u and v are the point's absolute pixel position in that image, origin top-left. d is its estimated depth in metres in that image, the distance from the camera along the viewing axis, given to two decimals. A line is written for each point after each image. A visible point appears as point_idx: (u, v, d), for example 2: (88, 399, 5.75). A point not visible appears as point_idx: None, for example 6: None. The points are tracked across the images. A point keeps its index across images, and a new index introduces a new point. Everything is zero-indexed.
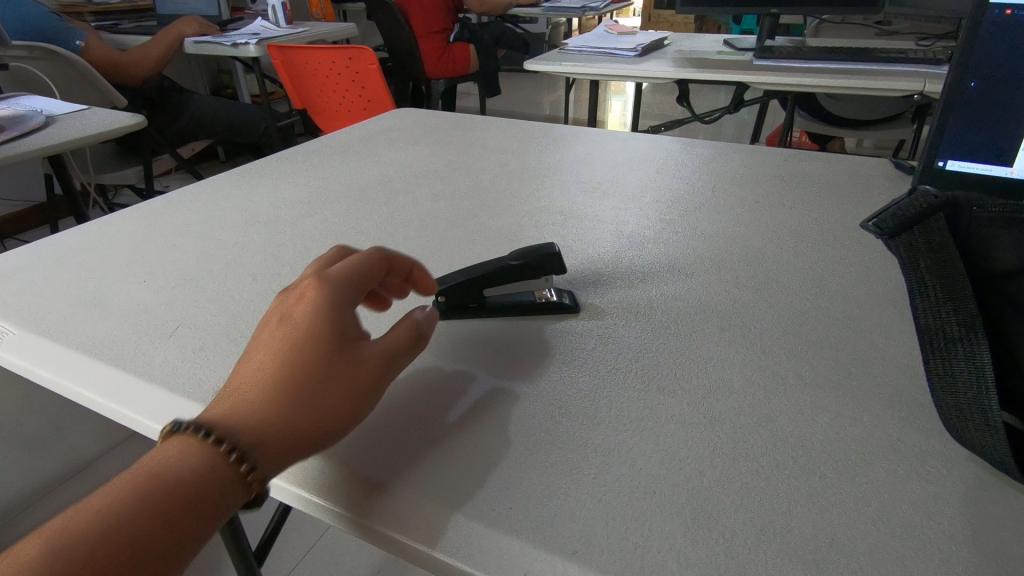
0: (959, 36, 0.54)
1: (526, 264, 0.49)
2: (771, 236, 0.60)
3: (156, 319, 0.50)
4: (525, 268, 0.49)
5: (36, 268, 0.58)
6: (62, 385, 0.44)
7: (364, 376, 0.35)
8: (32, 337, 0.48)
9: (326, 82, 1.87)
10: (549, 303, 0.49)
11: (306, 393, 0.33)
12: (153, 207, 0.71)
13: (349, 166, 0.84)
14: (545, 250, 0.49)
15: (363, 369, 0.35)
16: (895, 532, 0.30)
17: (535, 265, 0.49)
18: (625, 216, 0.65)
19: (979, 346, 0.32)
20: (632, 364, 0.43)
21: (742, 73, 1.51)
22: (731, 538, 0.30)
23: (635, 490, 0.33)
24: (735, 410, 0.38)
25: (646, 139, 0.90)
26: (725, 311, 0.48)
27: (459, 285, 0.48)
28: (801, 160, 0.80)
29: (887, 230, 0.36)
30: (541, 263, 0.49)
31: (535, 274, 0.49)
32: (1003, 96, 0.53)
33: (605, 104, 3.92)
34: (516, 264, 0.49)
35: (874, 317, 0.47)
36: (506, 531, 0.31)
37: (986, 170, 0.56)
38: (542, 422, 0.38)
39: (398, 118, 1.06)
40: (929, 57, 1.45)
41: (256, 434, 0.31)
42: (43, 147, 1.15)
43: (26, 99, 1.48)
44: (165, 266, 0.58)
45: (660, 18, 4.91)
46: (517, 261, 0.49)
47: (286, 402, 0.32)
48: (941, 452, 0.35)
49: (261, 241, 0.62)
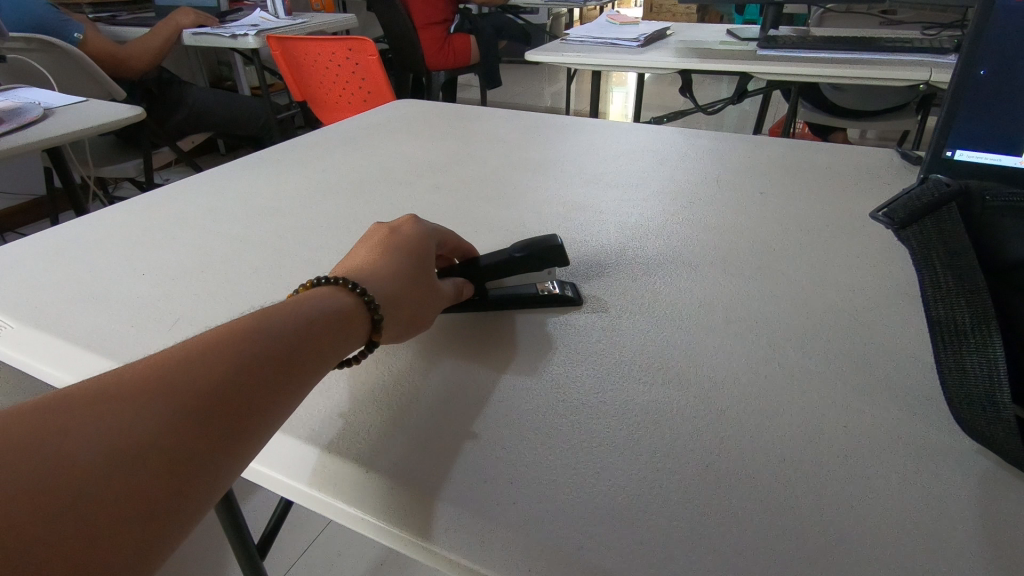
0: (970, 23, 0.53)
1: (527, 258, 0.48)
2: (776, 227, 0.59)
3: (156, 313, 0.49)
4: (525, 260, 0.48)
5: (34, 262, 0.57)
6: (61, 379, 0.44)
7: (435, 296, 0.44)
8: (30, 331, 0.47)
9: (325, 73, 1.86)
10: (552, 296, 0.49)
11: (409, 287, 0.43)
12: (152, 200, 0.71)
13: (349, 158, 0.83)
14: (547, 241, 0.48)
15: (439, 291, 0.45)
16: (906, 529, 0.30)
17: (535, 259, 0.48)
18: (628, 207, 0.64)
19: (991, 340, 0.31)
20: (637, 358, 0.42)
21: (745, 64, 1.50)
22: (739, 535, 0.30)
23: (641, 486, 0.33)
24: (742, 405, 0.38)
25: (649, 129, 0.89)
26: (731, 305, 0.47)
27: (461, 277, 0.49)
28: (806, 151, 0.79)
29: (898, 219, 0.35)
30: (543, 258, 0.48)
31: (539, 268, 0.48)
32: (1016, 85, 0.52)
33: (607, 95, 3.89)
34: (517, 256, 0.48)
35: (880, 310, 0.46)
36: (510, 527, 0.31)
37: (995, 159, 0.55)
38: (546, 416, 0.38)
39: (399, 109, 1.05)
40: (934, 47, 1.43)
41: (381, 298, 0.40)
42: (42, 139, 1.14)
43: (24, 91, 1.47)
44: (163, 258, 0.57)
45: (662, 8, 4.86)
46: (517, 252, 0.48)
47: (397, 287, 0.42)
48: (952, 447, 0.34)
49: (261, 234, 0.62)
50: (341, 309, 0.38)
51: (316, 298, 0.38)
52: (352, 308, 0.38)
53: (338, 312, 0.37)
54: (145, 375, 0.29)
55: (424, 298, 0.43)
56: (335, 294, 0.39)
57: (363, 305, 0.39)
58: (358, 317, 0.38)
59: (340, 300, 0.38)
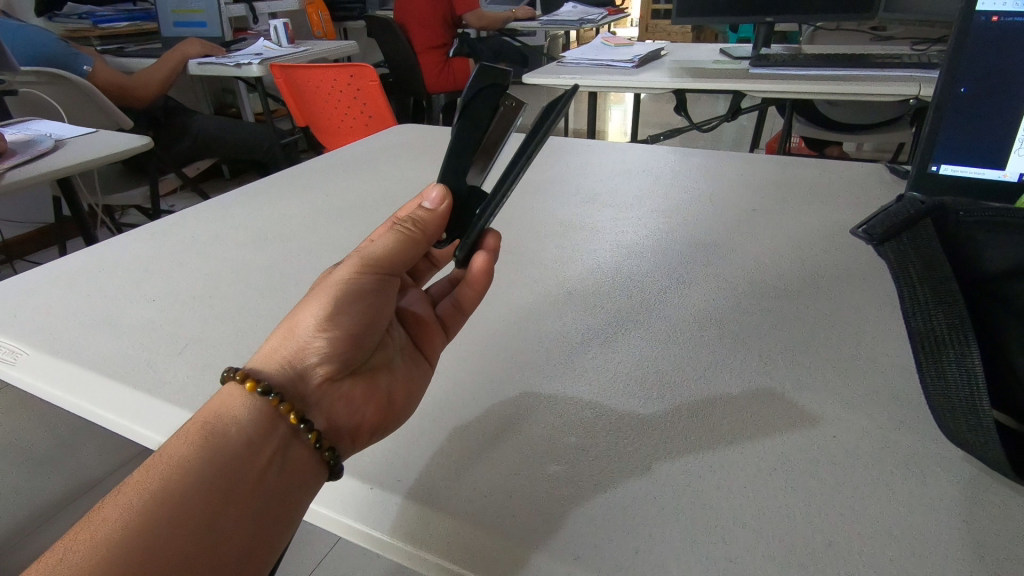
0: (948, 43, 0.55)
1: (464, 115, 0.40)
2: (767, 242, 0.60)
3: (166, 337, 0.51)
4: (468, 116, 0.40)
5: (46, 290, 0.59)
6: (73, 403, 0.45)
7: (352, 291, 0.39)
8: (45, 357, 0.49)
9: (327, 99, 1.90)
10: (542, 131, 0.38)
11: (312, 322, 0.38)
12: (161, 227, 0.73)
13: (352, 182, 0.85)
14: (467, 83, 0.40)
15: (354, 276, 0.39)
16: (893, 534, 0.31)
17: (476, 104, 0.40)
18: (624, 226, 0.66)
19: (970, 349, 0.32)
20: (632, 373, 0.43)
21: (738, 82, 1.53)
22: (731, 542, 0.31)
23: (637, 496, 0.34)
24: (734, 415, 0.39)
25: (642, 149, 0.91)
26: (723, 318, 0.49)
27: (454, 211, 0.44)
28: (798, 167, 0.81)
29: (876, 236, 0.37)
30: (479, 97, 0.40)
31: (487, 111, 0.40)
32: (994, 102, 0.54)
33: (605, 114, 3.94)
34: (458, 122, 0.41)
35: (869, 321, 0.47)
36: (511, 539, 0.32)
37: (979, 173, 0.57)
38: (545, 431, 0.39)
39: (399, 134, 1.08)
40: (924, 62, 1.46)
41: (287, 382, 0.37)
42: (53, 170, 1.17)
43: (36, 124, 1.50)
44: (173, 284, 0.59)
45: (658, 28, 4.94)
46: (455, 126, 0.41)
47: (300, 341, 0.38)
48: (937, 452, 0.35)
49: (267, 259, 0.63)
50: (244, 440, 0.34)
51: (198, 435, 0.33)
52: (257, 426, 0.35)
53: (242, 448, 0.33)
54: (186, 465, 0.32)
55: (338, 317, 0.38)
56: (225, 416, 0.35)
57: (273, 411, 0.35)
58: (276, 432, 0.35)
59: (235, 424, 0.34)
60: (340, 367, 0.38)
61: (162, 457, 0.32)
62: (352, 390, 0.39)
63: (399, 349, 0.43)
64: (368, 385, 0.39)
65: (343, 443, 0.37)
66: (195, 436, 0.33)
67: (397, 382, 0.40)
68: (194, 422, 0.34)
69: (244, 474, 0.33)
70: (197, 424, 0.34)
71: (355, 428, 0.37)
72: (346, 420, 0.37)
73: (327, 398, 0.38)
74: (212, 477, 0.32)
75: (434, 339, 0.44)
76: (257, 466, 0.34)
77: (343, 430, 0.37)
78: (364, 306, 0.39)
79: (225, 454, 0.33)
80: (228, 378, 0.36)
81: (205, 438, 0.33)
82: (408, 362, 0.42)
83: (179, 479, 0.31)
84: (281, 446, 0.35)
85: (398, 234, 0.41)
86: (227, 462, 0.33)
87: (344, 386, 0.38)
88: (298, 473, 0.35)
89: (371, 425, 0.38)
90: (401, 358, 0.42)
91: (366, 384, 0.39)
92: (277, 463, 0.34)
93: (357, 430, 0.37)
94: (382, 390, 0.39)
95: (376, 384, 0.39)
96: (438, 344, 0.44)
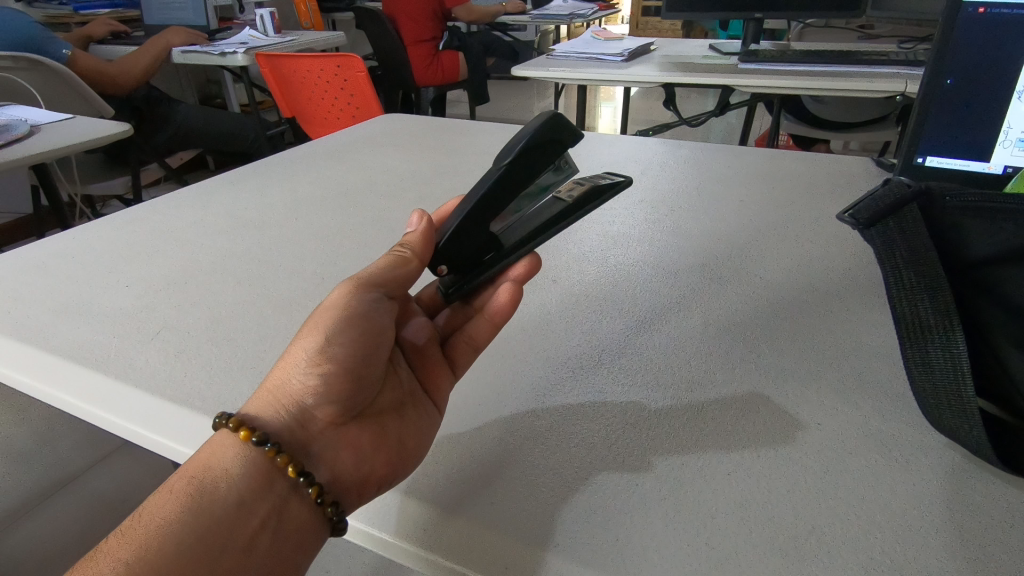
0: (934, 33, 0.55)
1: (523, 159, 0.40)
2: (753, 233, 0.60)
3: (140, 323, 0.49)
4: (525, 158, 0.40)
5: (13, 276, 0.57)
6: (39, 389, 0.44)
7: (348, 317, 0.37)
8: (11, 343, 0.47)
9: (314, 90, 1.87)
10: (584, 195, 0.43)
11: (305, 359, 0.36)
12: (137, 213, 0.71)
13: (336, 170, 0.83)
14: (527, 130, 0.41)
15: (351, 302, 0.37)
16: (877, 521, 0.30)
17: (540, 153, 0.41)
18: (612, 216, 0.65)
19: (956, 336, 0.32)
20: (617, 362, 0.43)
21: (727, 76, 1.52)
22: (716, 529, 0.30)
23: (619, 485, 0.33)
24: (719, 403, 0.38)
25: (632, 140, 0.90)
26: (709, 307, 0.48)
27: (459, 242, 0.42)
28: (785, 161, 0.80)
29: (862, 221, 0.35)
30: (546, 138, 0.40)
31: (546, 160, 0.41)
32: (978, 95, 0.54)
33: (595, 109, 3.95)
34: (509, 164, 0.40)
35: (853, 313, 0.47)
36: (486, 528, 0.31)
37: (964, 165, 0.57)
38: (527, 417, 0.38)
39: (386, 123, 1.06)
40: (909, 59, 1.46)
41: (285, 430, 0.35)
42: (28, 156, 1.14)
43: (12, 109, 1.46)
44: (149, 270, 0.58)
45: (647, 24, 4.95)
46: (500, 173, 0.41)
47: (294, 383, 0.35)
48: (922, 441, 0.35)
49: (247, 247, 0.62)
50: (235, 501, 0.32)
51: (186, 493, 0.32)
52: (253, 483, 0.33)
53: (232, 508, 0.32)
54: (185, 501, 0.31)
55: (331, 353, 0.36)
56: (216, 470, 0.33)
57: (269, 463, 0.34)
58: (275, 487, 0.34)
59: (226, 480, 0.33)
60: (341, 409, 0.36)
61: (144, 517, 0.30)
62: (358, 435, 0.37)
63: (409, 389, 0.40)
64: (372, 430, 0.37)
65: (350, 497, 0.34)
66: (182, 494, 0.31)
67: (405, 426, 0.37)
68: (182, 474, 0.33)
69: (231, 543, 0.31)
70: (185, 480, 0.32)
71: (360, 477, 0.35)
72: (352, 472, 0.35)
73: (328, 446, 0.36)
74: (197, 545, 0.30)
75: (443, 378, 0.40)
76: (248, 530, 0.32)
77: (350, 482, 0.35)
78: (357, 332, 0.37)
79: (212, 517, 0.31)
80: (220, 425, 0.34)
81: (193, 496, 0.32)
82: (417, 404, 0.39)
83: (162, 545, 0.29)
84: (278, 505, 0.33)
85: (392, 258, 0.40)
86: (214, 529, 0.31)
87: (349, 431, 0.37)
88: (296, 533, 0.33)
89: (378, 475, 0.35)
90: (412, 397, 0.39)
91: (371, 428, 0.37)
92: (271, 523, 0.33)
93: (365, 482, 0.35)
94: (390, 437, 0.36)
95: (384, 430, 0.37)
96: (449, 378, 0.41)
